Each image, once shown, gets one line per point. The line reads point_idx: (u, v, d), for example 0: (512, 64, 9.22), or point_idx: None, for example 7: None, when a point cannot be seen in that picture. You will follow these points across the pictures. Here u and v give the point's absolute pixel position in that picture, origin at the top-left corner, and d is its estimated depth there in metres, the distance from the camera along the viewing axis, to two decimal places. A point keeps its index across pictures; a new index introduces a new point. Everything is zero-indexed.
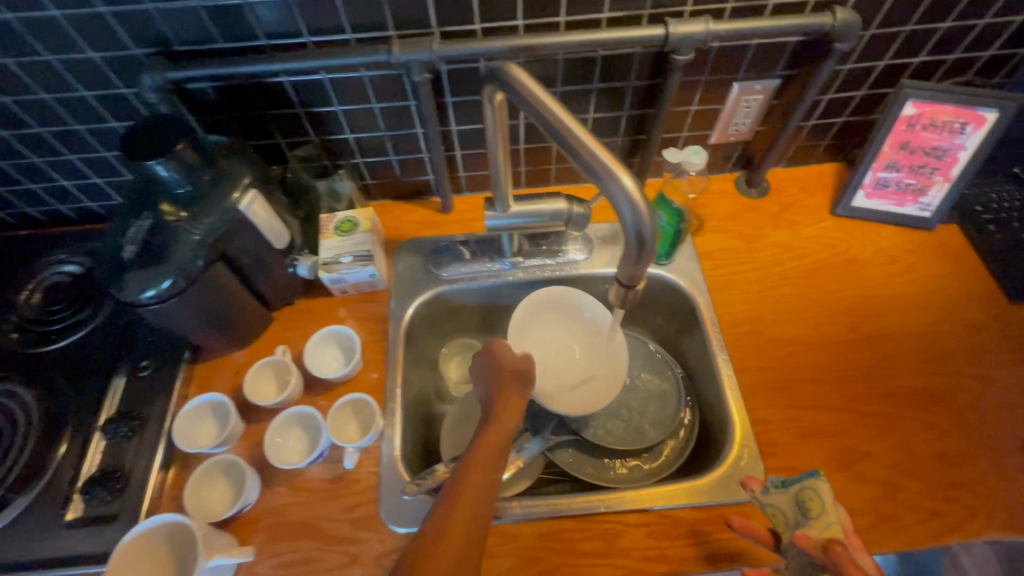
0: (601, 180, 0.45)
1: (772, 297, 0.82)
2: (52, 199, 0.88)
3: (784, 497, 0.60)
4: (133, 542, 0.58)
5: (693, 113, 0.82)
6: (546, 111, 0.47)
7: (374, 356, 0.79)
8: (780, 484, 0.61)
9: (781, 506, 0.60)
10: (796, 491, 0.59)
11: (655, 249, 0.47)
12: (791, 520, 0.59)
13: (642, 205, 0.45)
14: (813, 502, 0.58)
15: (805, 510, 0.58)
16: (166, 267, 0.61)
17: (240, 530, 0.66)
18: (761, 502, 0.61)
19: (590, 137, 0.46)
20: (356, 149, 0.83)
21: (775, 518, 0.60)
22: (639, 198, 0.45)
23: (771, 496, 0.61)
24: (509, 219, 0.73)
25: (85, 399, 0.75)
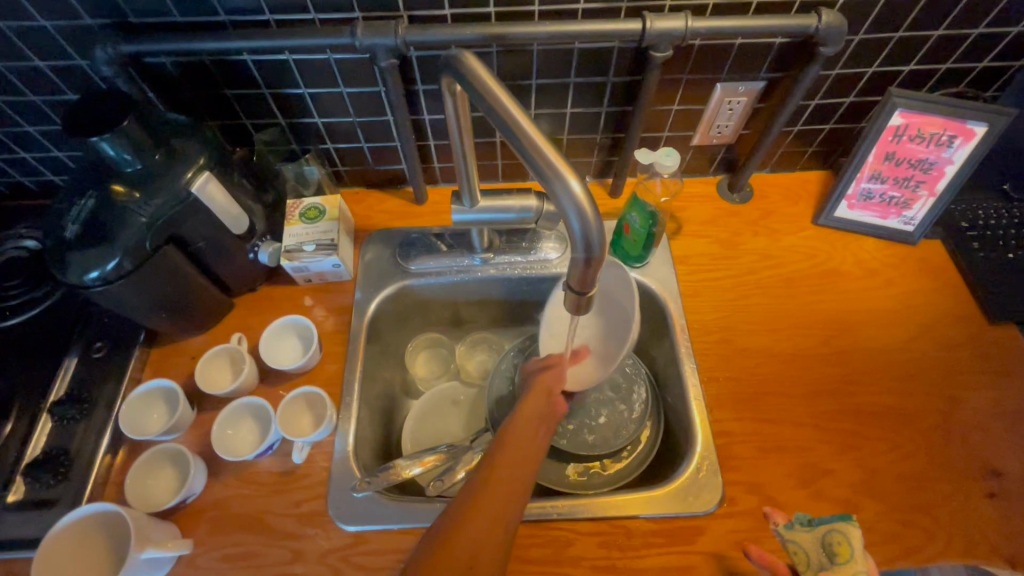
0: (548, 182, 0.43)
1: (746, 306, 0.80)
2: (12, 171, 0.85)
3: (809, 535, 0.58)
4: (63, 532, 0.57)
5: (674, 112, 0.79)
6: (496, 104, 0.44)
7: (334, 348, 0.77)
8: (807, 522, 0.59)
9: (806, 545, 0.58)
10: (826, 533, 0.57)
11: (604, 257, 0.44)
12: (815, 561, 0.57)
13: (589, 212, 0.42)
14: (841, 546, 0.56)
15: (832, 553, 0.56)
16: (110, 248, 0.59)
17: (185, 520, 0.65)
18: (784, 537, 0.59)
19: (540, 135, 0.43)
20: (325, 135, 0.81)
21: (796, 555, 0.58)
22: (588, 205, 0.42)
23: (797, 533, 0.58)
24: (476, 214, 0.71)
25: (35, 378, 0.73)
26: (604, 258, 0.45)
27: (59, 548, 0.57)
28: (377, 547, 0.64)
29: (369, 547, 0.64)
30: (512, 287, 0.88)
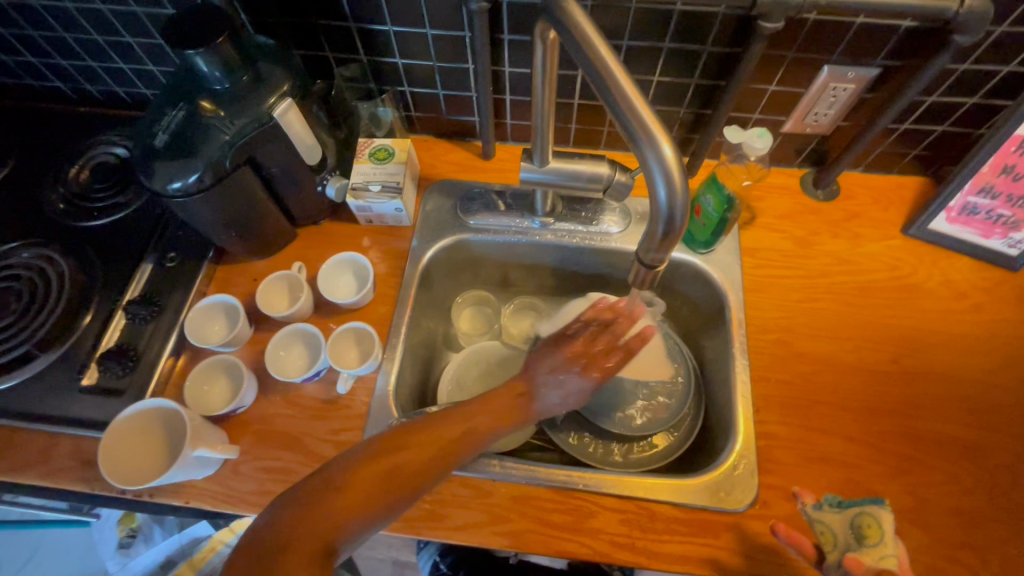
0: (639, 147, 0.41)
1: (812, 309, 0.76)
2: (109, 80, 0.90)
3: (837, 516, 0.57)
4: (128, 422, 0.62)
5: (769, 93, 0.74)
6: (594, 55, 0.41)
7: (386, 291, 0.79)
8: (837, 504, 0.58)
9: (833, 526, 0.57)
10: (856, 515, 0.57)
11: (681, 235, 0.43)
12: (842, 541, 0.56)
13: (678, 185, 0.40)
14: (871, 529, 0.55)
15: (860, 535, 0.55)
16: (193, 161, 0.62)
17: (233, 428, 0.69)
18: (811, 517, 0.59)
19: (639, 97, 0.40)
20: (403, 77, 0.80)
21: (823, 535, 0.57)
22: (677, 177, 0.40)
23: (824, 513, 0.58)
24: (545, 175, 0.70)
25: (114, 277, 0.78)
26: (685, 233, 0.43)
27: (124, 432, 0.62)
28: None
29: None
30: (568, 257, 0.86)
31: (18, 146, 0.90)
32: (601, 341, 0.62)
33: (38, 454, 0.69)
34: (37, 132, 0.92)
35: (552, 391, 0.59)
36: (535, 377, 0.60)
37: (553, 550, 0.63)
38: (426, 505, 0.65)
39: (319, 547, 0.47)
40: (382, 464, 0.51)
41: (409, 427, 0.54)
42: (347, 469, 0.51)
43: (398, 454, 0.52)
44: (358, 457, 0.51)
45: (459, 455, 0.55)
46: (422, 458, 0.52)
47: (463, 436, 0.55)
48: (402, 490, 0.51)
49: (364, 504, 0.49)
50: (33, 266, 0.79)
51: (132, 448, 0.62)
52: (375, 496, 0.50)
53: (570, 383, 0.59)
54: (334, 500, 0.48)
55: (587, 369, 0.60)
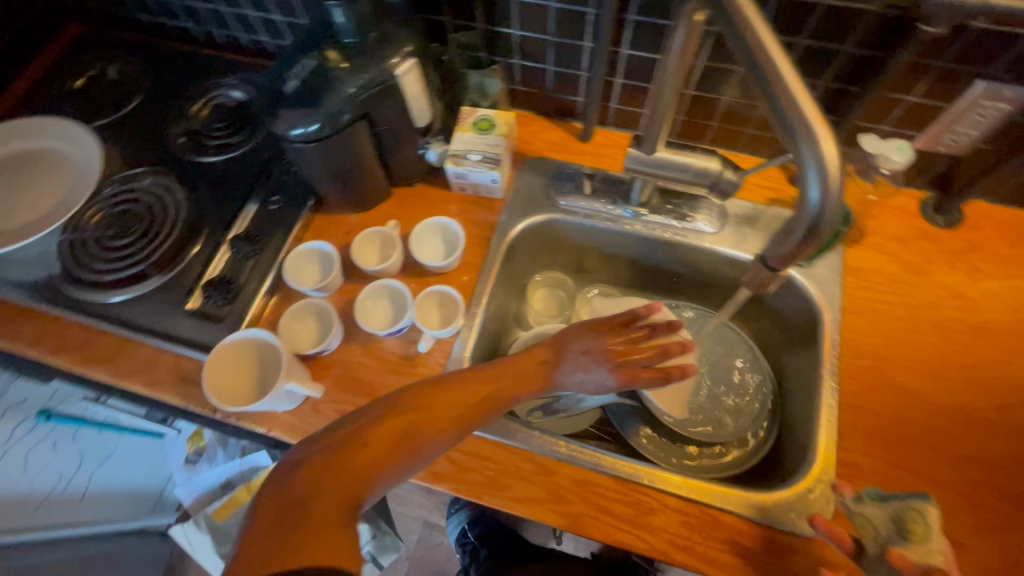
0: (796, 142, 0.39)
1: (913, 341, 0.71)
2: (236, 25, 0.94)
3: (880, 510, 0.57)
4: (232, 345, 0.67)
5: (907, 104, 0.68)
6: (756, 38, 0.39)
7: (471, 260, 0.80)
8: (880, 498, 0.58)
9: (874, 519, 0.56)
10: (899, 508, 0.55)
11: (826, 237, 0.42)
12: (883, 534, 0.55)
13: (834, 185, 0.39)
14: (915, 523, 0.54)
15: (904, 530, 0.54)
16: (316, 111, 0.64)
17: (317, 369, 0.73)
18: (850, 509, 0.58)
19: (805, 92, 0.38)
20: (517, 49, 0.80)
21: (862, 528, 0.57)
22: (834, 179, 0.38)
23: (864, 506, 0.58)
24: (651, 163, 0.68)
25: (223, 213, 0.83)
26: (829, 236, 0.42)
27: (225, 356, 0.67)
28: (471, 449, 0.68)
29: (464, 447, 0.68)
30: (654, 250, 0.84)
31: (149, 78, 0.97)
32: (641, 344, 0.61)
33: (143, 364, 0.75)
34: (166, 68, 0.98)
35: (576, 371, 0.60)
36: (565, 351, 0.61)
37: (610, 538, 0.63)
38: (489, 472, 0.67)
39: (340, 500, 0.47)
40: (395, 424, 0.51)
41: (418, 389, 0.54)
42: (368, 423, 0.51)
43: (420, 409, 0.52)
44: (368, 418, 0.51)
45: (470, 421, 0.54)
46: (434, 419, 0.52)
47: (474, 401, 0.55)
48: (415, 451, 0.51)
49: (389, 455, 0.50)
50: (153, 193, 0.85)
51: (229, 373, 0.67)
52: (389, 453, 0.50)
53: (596, 373, 0.59)
54: (347, 454, 0.48)
55: (616, 364, 0.59)
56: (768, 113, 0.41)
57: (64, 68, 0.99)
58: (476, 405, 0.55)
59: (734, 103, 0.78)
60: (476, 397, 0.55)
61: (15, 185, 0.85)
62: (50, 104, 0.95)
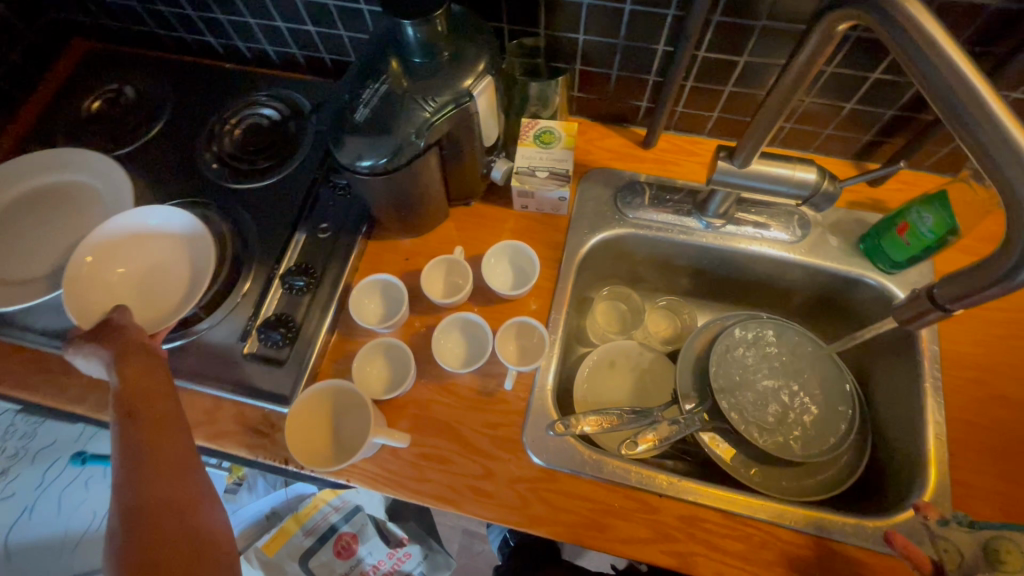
0: (1004, 172, 0.37)
1: (1015, 348, 0.68)
2: (264, 38, 0.87)
3: (967, 537, 0.55)
4: (314, 396, 0.62)
5: (1010, 101, 0.64)
6: (952, 70, 0.36)
7: (541, 282, 0.75)
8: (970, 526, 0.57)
9: (960, 545, 0.55)
10: (989, 539, 0.54)
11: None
12: (968, 561, 0.54)
13: None
14: (1009, 555, 0.52)
15: (994, 559, 0.52)
16: (386, 140, 0.58)
17: (134, 354, 0.60)
18: (935, 532, 0.57)
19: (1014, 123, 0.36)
20: (579, 55, 0.75)
21: (946, 553, 0.55)
22: None
23: (951, 531, 0.56)
24: (744, 177, 0.63)
25: (271, 244, 0.78)
26: None
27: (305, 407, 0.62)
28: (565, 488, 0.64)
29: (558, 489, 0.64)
30: (727, 260, 0.80)
31: (170, 99, 0.90)
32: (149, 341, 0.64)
33: (203, 414, 0.70)
34: (188, 86, 0.91)
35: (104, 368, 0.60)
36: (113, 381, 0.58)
37: None
38: (586, 512, 0.63)
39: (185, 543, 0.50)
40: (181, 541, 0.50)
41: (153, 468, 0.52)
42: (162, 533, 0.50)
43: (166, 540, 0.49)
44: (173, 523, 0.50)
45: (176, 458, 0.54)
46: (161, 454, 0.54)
47: (158, 460, 0.53)
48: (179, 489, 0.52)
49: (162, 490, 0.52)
50: None
51: (309, 428, 0.62)
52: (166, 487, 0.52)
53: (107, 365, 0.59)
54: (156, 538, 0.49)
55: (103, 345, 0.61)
56: (961, 139, 0.38)
57: (75, 90, 0.91)
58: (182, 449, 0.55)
59: (814, 103, 0.73)
60: (159, 468, 0.53)
61: (44, 225, 0.79)
62: (65, 132, 0.88)
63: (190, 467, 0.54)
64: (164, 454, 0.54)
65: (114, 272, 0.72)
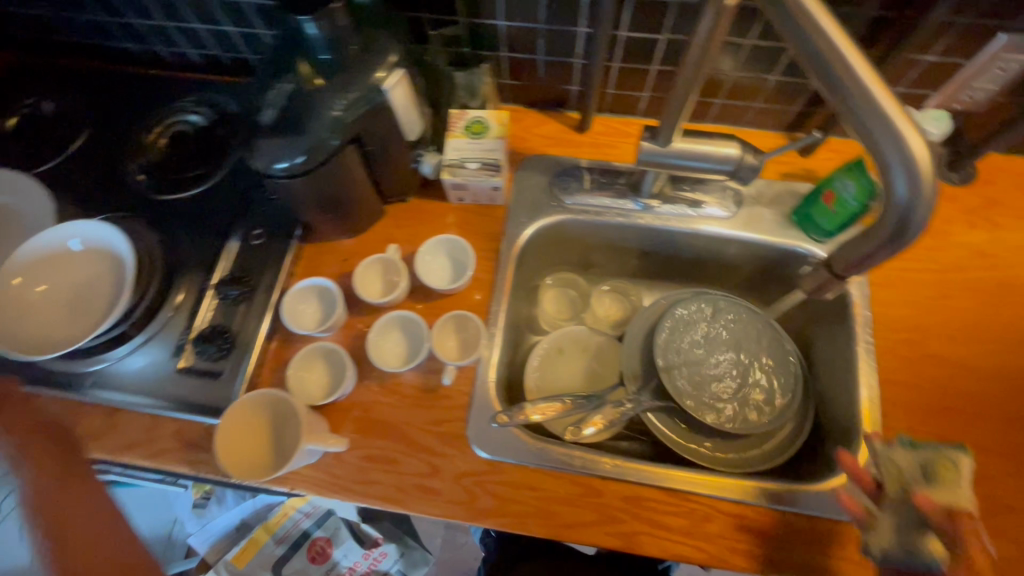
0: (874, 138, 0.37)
1: (945, 308, 0.70)
2: (183, 41, 0.84)
3: (909, 454, 0.55)
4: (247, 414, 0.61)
5: (926, 64, 0.65)
6: (821, 37, 0.36)
7: (481, 274, 0.75)
8: (912, 444, 0.56)
9: (901, 461, 0.55)
10: (929, 459, 0.54)
11: (916, 234, 0.40)
12: (908, 476, 0.54)
13: (922, 179, 0.36)
14: (946, 472, 0.53)
15: (931, 475, 0.53)
16: (299, 140, 0.56)
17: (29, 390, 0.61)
18: (879, 450, 0.57)
19: (883, 88, 0.36)
20: (503, 41, 0.73)
21: (889, 469, 0.55)
22: (925, 173, 0.36)
23: (895, 449, 0.56)
24: (668, 156, 0.63)
25: (201, 254, 0.75)
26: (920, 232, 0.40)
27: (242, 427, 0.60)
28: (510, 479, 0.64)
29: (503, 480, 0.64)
30: (668, 240, 0.81)
31: (91, 110, 0.86)
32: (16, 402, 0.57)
33: (141, 433, 0.69)
34: (110, 95, 0.88)
35: None
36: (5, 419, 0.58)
37: (668, 552, 0.61)
38: (533, 501, 0.63)
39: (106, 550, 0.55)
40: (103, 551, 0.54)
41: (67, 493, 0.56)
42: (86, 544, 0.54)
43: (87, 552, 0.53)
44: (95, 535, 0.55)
45: (82, 485, 0.58)
46: (69, 480, 0.57)
47: (72, 483, 0.57)
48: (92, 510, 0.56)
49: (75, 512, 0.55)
50: None
51: (250, 445, 0.60)
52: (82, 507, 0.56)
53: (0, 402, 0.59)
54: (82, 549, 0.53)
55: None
56: (837, 107, 0.38)
57: None
58: (87, 475, 0.59)
59: (740, 77, 0.73)
60: (76, 490, 0.57)
61: None
62: None
63: (98, 492, 0.58)
64: (75, 480, 0.57)
65: (35, 289, 0.70)
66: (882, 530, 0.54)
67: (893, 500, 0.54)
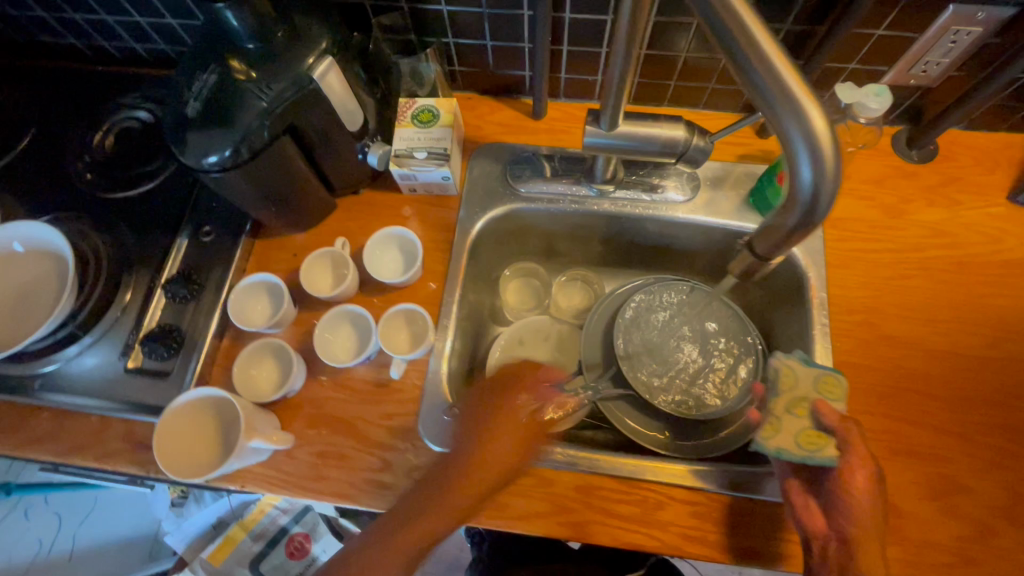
0: (778, 115, 0.36)
1: (902, 288, 0.69)
2: (127, 35, 0.82)
3: (806, 368, 0.60)
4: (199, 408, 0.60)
5: (875, 39, 0.63)
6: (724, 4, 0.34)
7: (434, 266, 0.74)
8: (805, 360, 0.61)
9: (800, 374, 0.60)
10: (823, 374, 0.59)
11: (824, 217, 0.39)
12: (803, 385, 0.59)
13: (826, 159, 0.36)
14: (835, 387, 0.59)
15: (825, 389, 0.59)
16: (228, 132, 0.55)
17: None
18: (779, 360, 0.61)
19: (784, 62, 0.35)
20: (448, 27, 0.72)
21: (787, 377, 0.60)
22: (828, 152, 0.36)
23: (795, 362, 0.60)
24: (613, 140, 0.62)
25: (150, 253, 0.74)
26: (827, 213, 0.39)
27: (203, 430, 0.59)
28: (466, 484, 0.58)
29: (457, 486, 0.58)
30: (626, 227, 0.79)
31: (37, 110, 0.84)
32: None
33: (91, 436, 0.68)
34: (57, 94, 0.86)
35: None
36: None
37: (619, 541, 0.61)
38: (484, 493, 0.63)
39: None
40: None
41: None
42: None
43: None
44: None
45: None
46: None
47: None
48: None
49: None
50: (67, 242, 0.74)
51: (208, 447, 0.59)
52: None
53: None
54: None
55: None
56: (741, 80, 0.37)
57: None
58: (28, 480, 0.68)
59: (692, 58, 0.72)
60: None
61: None
62: None
63: None
64: None
65: None
66: (786, 433, 0.57)
67: (791, 408, 0.58)
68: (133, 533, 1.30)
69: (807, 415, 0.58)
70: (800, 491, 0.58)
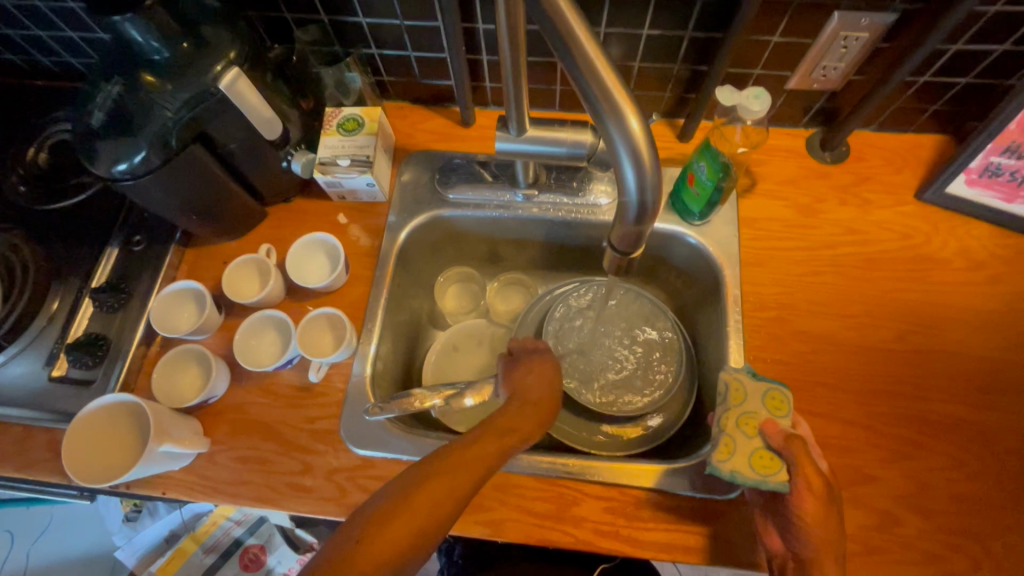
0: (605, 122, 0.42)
1: (813, 285, 0.71)
2: (63, 50, 0.83)
3: (753, 382, 0.61)
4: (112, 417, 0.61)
5: (773, 45, 0.66)
6: (558, 16, 0.39)
7: (362, 271, 0.75)
8: (752, 374, 0.62)
9: (748, 388, 0.60)
10: (769, 390, 0.60)
11: (655, 213, 0.46)
12: (752, 402, 0.60)
13: (645, 164, 0.43)
14: (779, 401, 0.59)
15: (772, 404, 0.59)
16: (136, 140, 0.56)
17: None
18: (729, 374, 0.62)
19: (609, 72, 0.40)
20: (371, 39, 0.74)
21: (736, 391, 0.60)
22: (645, 156, 0.42)
23: (742, 375, 0.61)
24: (522, 144, 0.63)
25: (79, 263, 0.75)
26: (656, 208, 0.46)
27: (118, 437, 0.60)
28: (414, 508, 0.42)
29: (401, 514, 0.41)
30: (554, 230, 0.81)
31: None
32: None
33: (13, 447, 0.68)
34: None
35: None
36: None
37: (535, 538, 0.62)
38: None
39: None
40: None
41: None
42: None
43: None
44: None
45: None
46: None
47: None
48: None
49: None
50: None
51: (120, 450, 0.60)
52: None
53: None
54: None
55: None
56: (576, 86, 0.42)
57: None
58: None
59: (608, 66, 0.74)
60: None
61: None
62: None
63: None
64: None
65: None
66: (739, 456, 0.57)
67: (740, 425, 0.59)
68: (87, 550, 1.28)
69: (755, 433, 0.58)
70: (762, 513, 0.59)
